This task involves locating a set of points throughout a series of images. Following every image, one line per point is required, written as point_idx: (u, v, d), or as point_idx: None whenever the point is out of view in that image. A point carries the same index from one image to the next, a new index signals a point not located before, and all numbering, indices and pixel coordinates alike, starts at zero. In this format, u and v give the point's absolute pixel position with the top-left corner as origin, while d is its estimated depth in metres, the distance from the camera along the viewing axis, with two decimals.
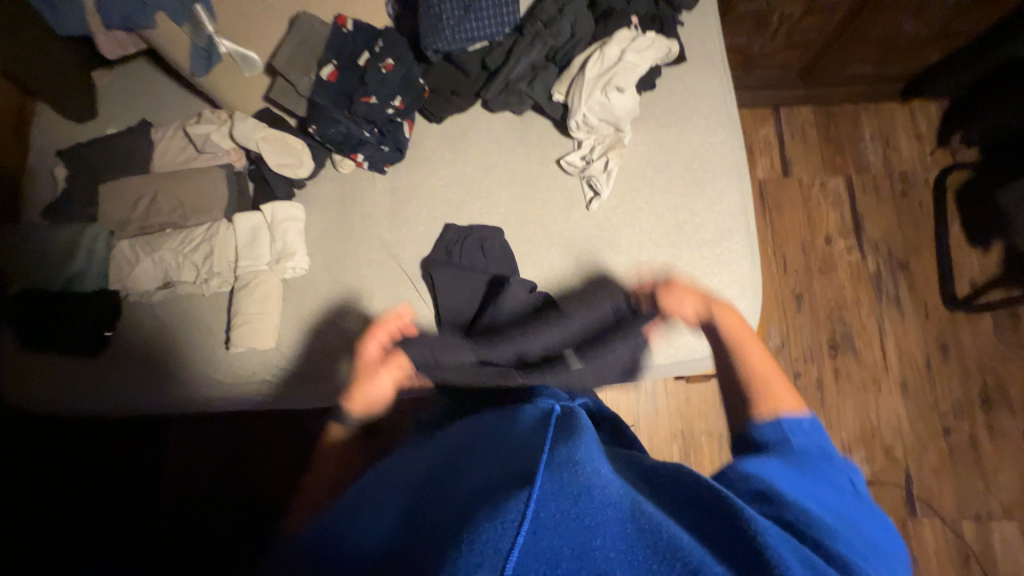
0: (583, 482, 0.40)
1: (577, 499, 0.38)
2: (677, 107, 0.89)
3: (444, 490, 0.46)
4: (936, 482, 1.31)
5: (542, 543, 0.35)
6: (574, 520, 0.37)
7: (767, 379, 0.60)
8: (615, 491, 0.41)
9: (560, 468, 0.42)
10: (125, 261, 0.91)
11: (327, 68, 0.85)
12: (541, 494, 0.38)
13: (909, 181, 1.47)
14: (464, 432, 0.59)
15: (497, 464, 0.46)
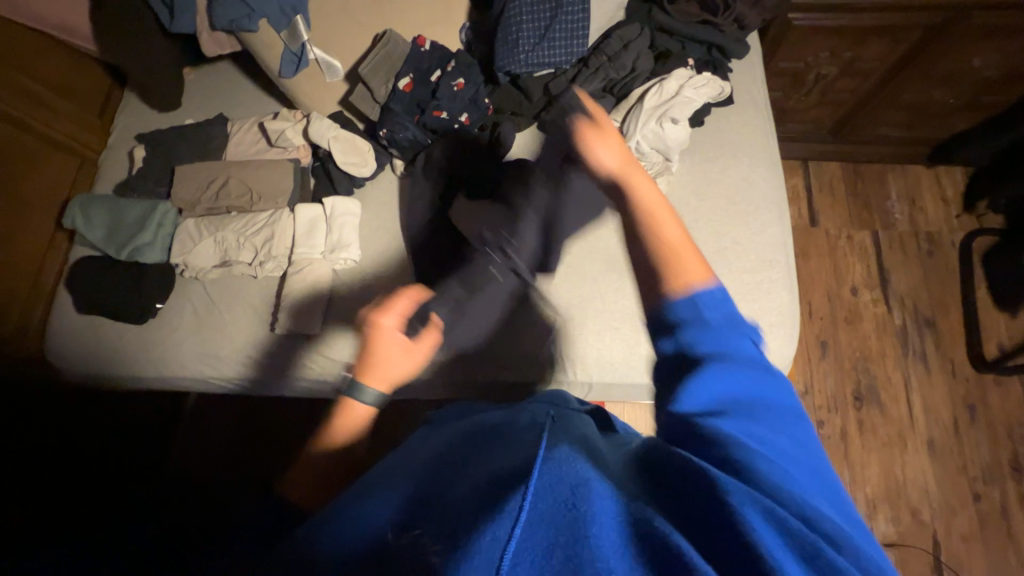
0: (583, 473, 0.34)
1: (571, 486, 0.33)
2: (723, 144, 0.94)
3: (446, 495, 0.43)
4: (966, 550, 1.25)
5: (534, 536, 0.30)
6: (568, 507, 0.32)
7: (679, 251, 0.51)
8: (616, 484, 0.35)
9: (557, 455, 0.36)
10: (189, 238, 0.97)
11: (404, 80, 0.93)
12: (534, 484, 0.33)
13: (935, 241, 1.50)
14: (470, 429, 0.58)
15: (495, 463, 0.45)
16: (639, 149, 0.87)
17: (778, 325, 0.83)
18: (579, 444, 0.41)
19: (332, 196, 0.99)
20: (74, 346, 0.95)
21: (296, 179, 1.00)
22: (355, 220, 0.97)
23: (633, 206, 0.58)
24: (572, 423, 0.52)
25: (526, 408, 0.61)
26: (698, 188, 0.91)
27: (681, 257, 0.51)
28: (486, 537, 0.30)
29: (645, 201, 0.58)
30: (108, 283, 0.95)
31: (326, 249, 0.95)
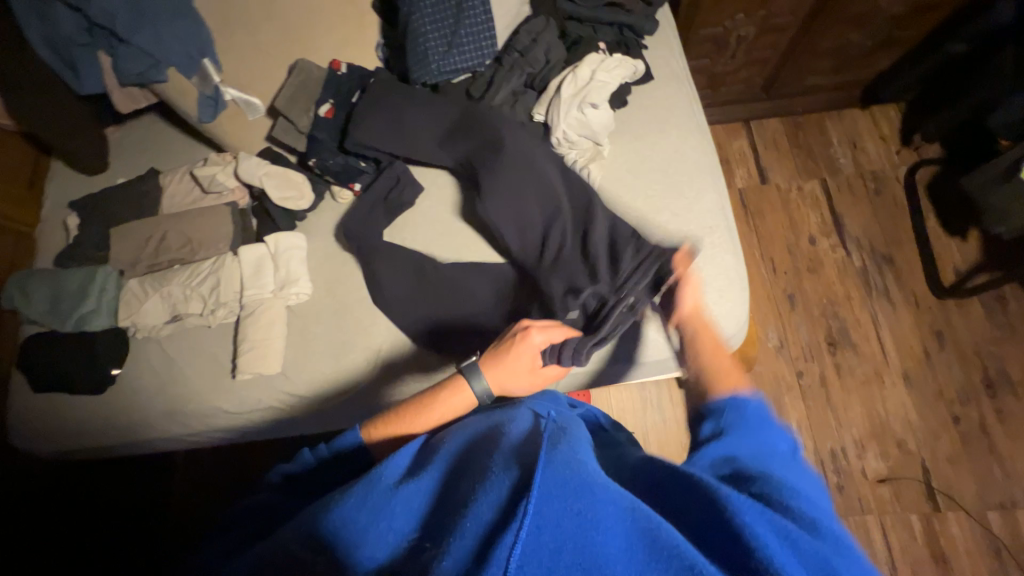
0: (587, 479, 0.45)
1: (578, 496, 0.44)
2: (649, 119, 0.95)
3: (457, 489, 0.50)
4: (954, 472, 1.29)
5: (544, 541, 0.41)
6: (575, 515, 0.42)
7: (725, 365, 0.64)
8: (617, 489, 0.46)
9: (563, 462, 0.47)
10: (134, 298, 0.95)
11: (325, 106, 0.93)
12: (542, 490, 0.44)
13: (881, 179, 1.54)
14: (473, 427, 0.61)
15: (501, 458, 0.51)
16: (566, 138, 0.89)
17: (727, 291, 0.84)
18: (579, 446, 0.52)
19: (275, 233, 0.98)
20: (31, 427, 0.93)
21: (236, 223, 0.99)
22: (301, 253, 0.96)
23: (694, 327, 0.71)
24: (572, 420, 0.61)
25: (526, 406, 0.65)
26: (632, 167, 0.92)
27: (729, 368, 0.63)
28: (506, 543, 0.41)
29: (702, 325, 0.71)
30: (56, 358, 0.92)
31: (276, 287, 0.94)
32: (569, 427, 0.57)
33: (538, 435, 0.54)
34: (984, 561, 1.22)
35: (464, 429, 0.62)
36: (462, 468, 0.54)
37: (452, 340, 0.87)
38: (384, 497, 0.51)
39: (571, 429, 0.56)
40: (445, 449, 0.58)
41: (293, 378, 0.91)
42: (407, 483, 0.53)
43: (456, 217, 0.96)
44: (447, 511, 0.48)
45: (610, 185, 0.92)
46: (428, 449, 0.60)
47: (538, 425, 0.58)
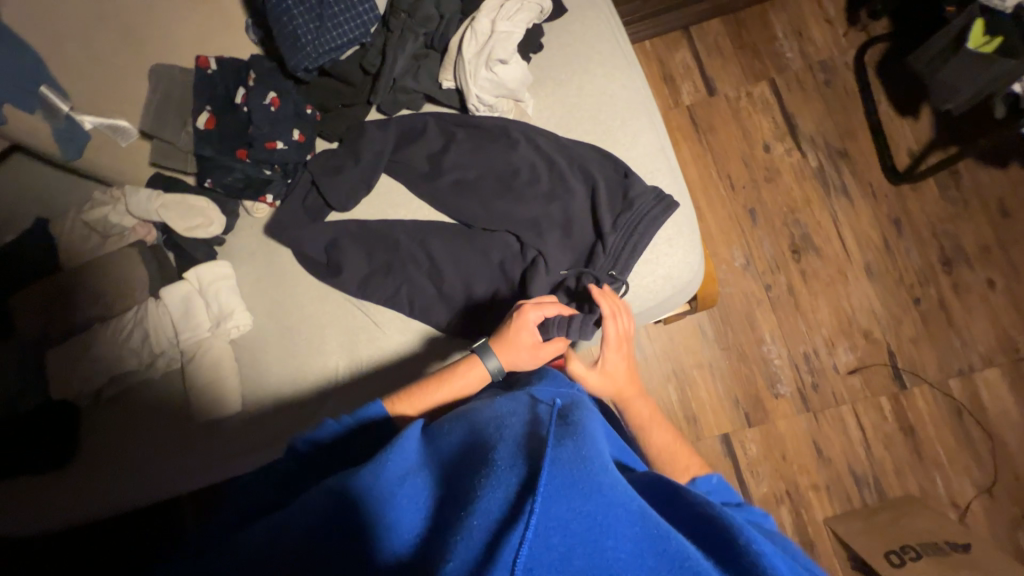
0: (595, 479, 0.43)
1: (586, 497, 0.42)
2: (569, 61, 0.85)
3: (462, 481, 0.48)
4: (916, 350, 1.36)
5: (553, 543, 0.39)
6: (585, 518, 0.41)
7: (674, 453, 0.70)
8: (625, 490, 0.44)
9: (570, 461, 0.45)
10: (62, 366, 0.88)
11: (203, 116, 0.80)
12: (549, 490, 0.42)
13: (830, 69, 1.46)
14: (477, 418, 0.58)
15: (510, 455, 0.48)
16: (482, 102, 0.80)
17: (676, 238, 0.80)
18: (587, 438, 0.50)
19: (193, 267, 0.89)
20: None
21: (149, 263, 0.90)
22: (229, 282, 0.89)
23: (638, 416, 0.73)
24: (580, 408, 0.59)
25: (528, 393, 0.63)
26: (560, 121, 0.85)
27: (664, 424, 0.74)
28: (514, 542, 0.39)
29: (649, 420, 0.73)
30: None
31: (212, 323, 0.88)
32: (575, 419, 0.55)
33: (544, 426, 0.52)
34: (946, 424, 1.32)
35: (471, 415, 0.60)
36: (469, 456, 0.52)
37: (410, 344, 0.85)
38: (395, 482, 0.50)
39: (577, 421, 0.54)
40: (451, 441, 0.56)
41: (254, 413, 0.88)
42: (412, 476, 0.51)
43: (382, 212, 0.87)
44: (453, 506, 0.46)
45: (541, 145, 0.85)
46: (436, 439, 0.58)
47: (544, 416, 0.55)
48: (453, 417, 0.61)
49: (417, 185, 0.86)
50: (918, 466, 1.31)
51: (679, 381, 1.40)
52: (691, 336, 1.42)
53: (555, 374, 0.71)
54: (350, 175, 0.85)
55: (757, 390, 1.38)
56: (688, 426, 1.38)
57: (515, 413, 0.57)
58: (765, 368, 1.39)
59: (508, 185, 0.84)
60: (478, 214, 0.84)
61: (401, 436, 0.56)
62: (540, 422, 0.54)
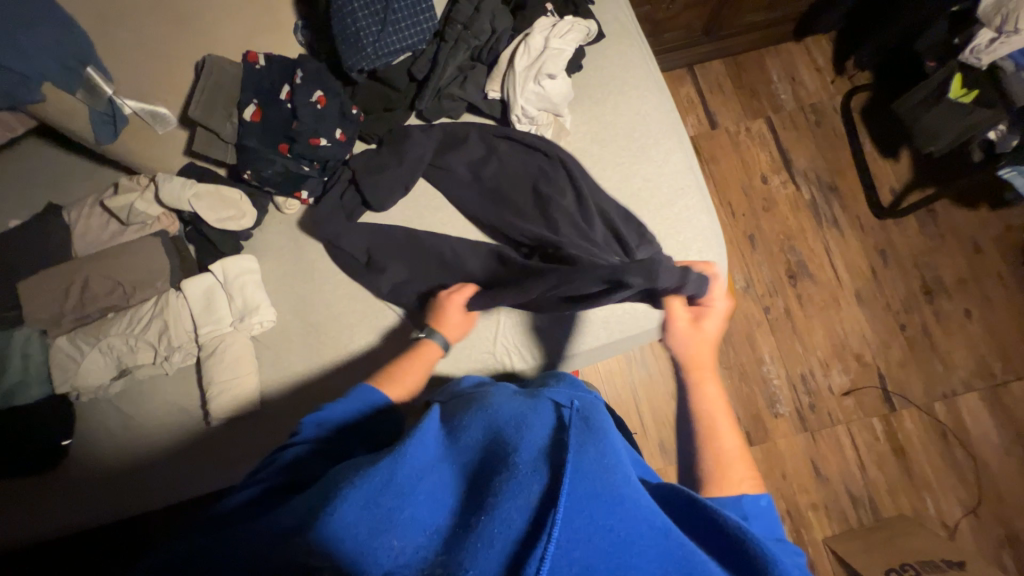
0: (619, 492, 0.42)
1: (609, 511, 0.41)
2: (605, 83, 0.91)
3: (482, 483, 0.46)
4: (904, 374, 1.43)
5: (575, 558, 0.38)
6: (608, 532, 0.40)
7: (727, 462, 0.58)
8: (649, 505, 0.43)
9: (593, 469, 0.43)
10: (68, 358, 0.82)
11: (249, 109, 0.81)
12: (571, 501, 0.41)
13: (820, 111, 1.59)
14: (497, 413, 0.55)
15: (534, 459, 0.45)
16: (526, 114, 0.84)
17: (706, 250, 0.84)
18: (610, 444, 0.48)
19: (219, 260, 0.87)
20: None
21: (172, 254, 0.87)
22: (255, 276, 0.87)
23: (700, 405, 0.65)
24: (597, 412, 0.55)
25: (546, 394, 0.59)
26: (596, 136, 0.89)
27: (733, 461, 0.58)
28: (535, 556, 0.38)
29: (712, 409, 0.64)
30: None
31: (235, 319, 0.85)
32: (596, 421, 0.51)
33: (567, 428, 0.49)
34: (934, 446, 1.38)
35: (487, 411, 0.56)
36: (488, 457, 0.48)
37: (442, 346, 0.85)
38: (409, 479, 0.46)
39: (600, 424, 0.51)
40: (469, 438, 0.52)
41: (273, 414, 0.84)
42: (429, 473, 0.48)
43: (419, 214, 0.89)
44: (472, 510, 0.43)
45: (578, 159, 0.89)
46: (451, 433, 0.54)
47: (568, 417, 0.52)
48: (466, 410, 0.57)
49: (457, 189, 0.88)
50: (910, 485, 1.36)
51: None
52: None
53: (573, 380, 0.71)
54: (389, 178, 0.86)
55: (758, 410, 1.42)
56: None
57: (535, 413, 0.53)
58: (766, 388, 1.43)
59: (545, 191, 0.85)
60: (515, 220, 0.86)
61: (414, 429, 0.52)
62: (561, 424, 0.50)
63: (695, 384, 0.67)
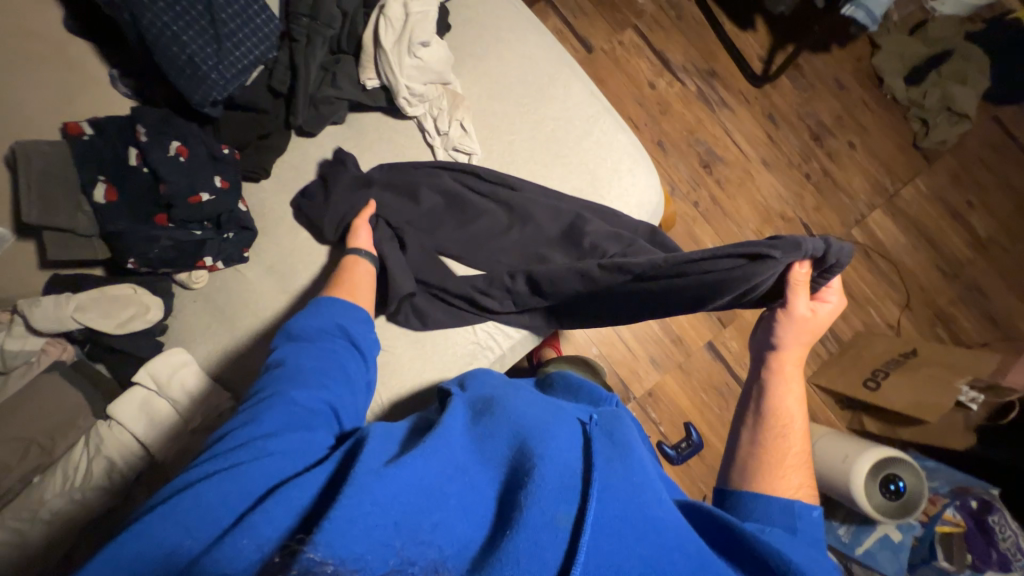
0: (648, 517, 0.44)
1: (640, 539, 0.43)
2: (479, 35, 0.87)
3: (510, 500, 0.43)
4: (822, 216, 1.59)
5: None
6: (640, 560, 0.41)
7: (783, 457, 0.61)
8: (676, 522, 0.45)
9: (624, 493, 0.45)
10: (4, 548, 0.66)
11: (100, 189, 0.69)
12: (602, 527, 0.42)
13: (677, 4, 1.65)
14: (522, 412, 0.52)
15: (569, 474, 0.45)
16: (414, 92, 0.79)
17: (636, 167, 0.85)
18: (636, 459, 0.49)
19: (143, 366, 0.75)
20: None
21: (82, 383, 0.74)
22: (193, 368, 0.75)
23: (765, 399, 0.67)
24: (617, 418, 0.56)
25: (562, 403, 0.57)
26: (492, 91, 0.86)
27: (791, 466, 0.60)
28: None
29: (781, 405, 0.66)
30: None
31: (192, 421, 0.74)
32: (618, 434, 0.52)
33: (594, 442, 0.49)
34: (863, 265, 1.57)
35: (509, 410, 0.52)
36: (514, 470, 0.46)
37: (427, 356, 0.80)
38: (430, 497, 0.42)
39: (626, 435, 0.52)
40: (494, 438, 0.49)
41: None
42: (454, 479, 0.45)
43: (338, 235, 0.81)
44: (501, 530, 0.42)
45: (483, 122, 0.85)
46: (475, 437, 0.50)
47: (591, 428, 0.52)
48: (486, 408, 0.53)
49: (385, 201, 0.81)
50: (857, 306, 1.54)
51: None
52: None
53: (575, 381, 0.72)
54: (328, 212, 0.77)
55: None
56: (677, 347, 1.48)
57: (560, 418, 0.52)
58: None
59: (457, 181, 0.82)
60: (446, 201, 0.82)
61: (436, 431, 0.48)
62: (587, 442, 0.50)
63: (778, 371, 0.69)
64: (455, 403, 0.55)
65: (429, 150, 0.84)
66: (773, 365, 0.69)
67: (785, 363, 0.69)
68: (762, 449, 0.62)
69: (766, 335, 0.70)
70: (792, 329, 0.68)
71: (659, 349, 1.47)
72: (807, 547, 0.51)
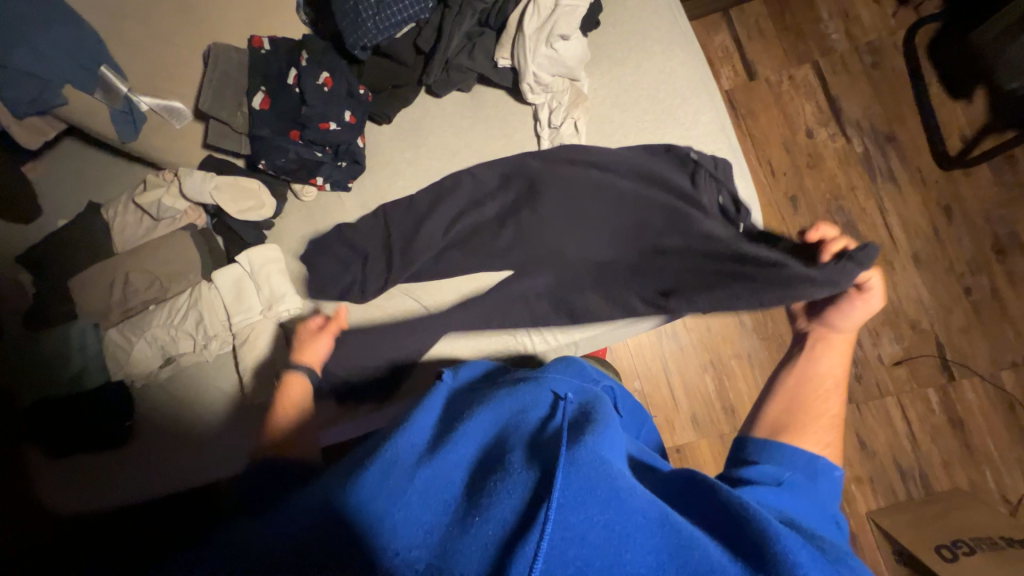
0: (614, 483, 0.41)
1: (604, 506, 0.39)
2: (626, 38, 0.85)
3: (476, 484, 0.45)
4: (968, 341, 1.31)
5: (571, 556, 0.37)
6: (603, 528, 0.38)
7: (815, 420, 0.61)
8: (644, 496, 0.41)
9: (590, 463, 0.42)
10: (120, 348, 0.88)
11: (258, 97, 0.82)
12: (566, 496, 0.40)
13: (877, 50, 1.42)
14: (496, 412, 0.54)
15: (530, 460, 0.45)
16: (539, 81, 0.79)
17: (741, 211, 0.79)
18: (605, 437, 0.47)
19: (245, 250, 0.89)
20: (43, 491, 0.87)
21: (201, 247, 0.91)
22: (279, 265, 0.87)
23: (811, 367, 0.67)
24: (596, 404, 0.56)
25: (547, 385, 0.59)
26: (617, 99, 0.83)
27: (822, 426, 0.61)
28: (528, 553, 0.37)
29: (826, 375, 0.66)
30: (47, 421, 0.85)
31: (264, 307, 0.86)
32: (594, 418, 0.51)
33: (559, 426, 0.49)
34: (998, 417, 1.28)
35: (487, 410, 0.54)
36: (486, 459, 0.48)
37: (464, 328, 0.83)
38: (401, 482, 0.45)
39: (597, 416, 0.51)
40: (466, 430, 0.51)
41: None
42: (423, 468, 0.46)
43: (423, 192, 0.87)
44: (465, 512, 0.42)
45: (597, 127, 0.84)
46: (448, 428, 0.52)
47: (564, 412, 0.52)
48: (464, 408, 0.56)
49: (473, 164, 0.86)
50: (969, 459, 1.27)
51: (717, 371, 1.38)
52: (730, 326, 1.39)
53: (582, 367, 0.69)
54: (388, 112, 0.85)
55: None
56: (724, 417, 1.36)
57: (534, 412, 0.53)
58: None
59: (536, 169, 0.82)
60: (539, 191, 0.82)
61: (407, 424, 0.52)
62: (558, 419, 0.50)
63: (826, 343, 0.69)
64: (436, 393, 0.59)
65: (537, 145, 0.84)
66: (823, 336, 0.69)
67: (838, 341, 0.69)
68: (799, 409, 0.62)
69: (830, 313, 0.68)
70: (848, 318, 0.67)
71: (704, 411, 1.37)
72: (816, 496, 0.52)
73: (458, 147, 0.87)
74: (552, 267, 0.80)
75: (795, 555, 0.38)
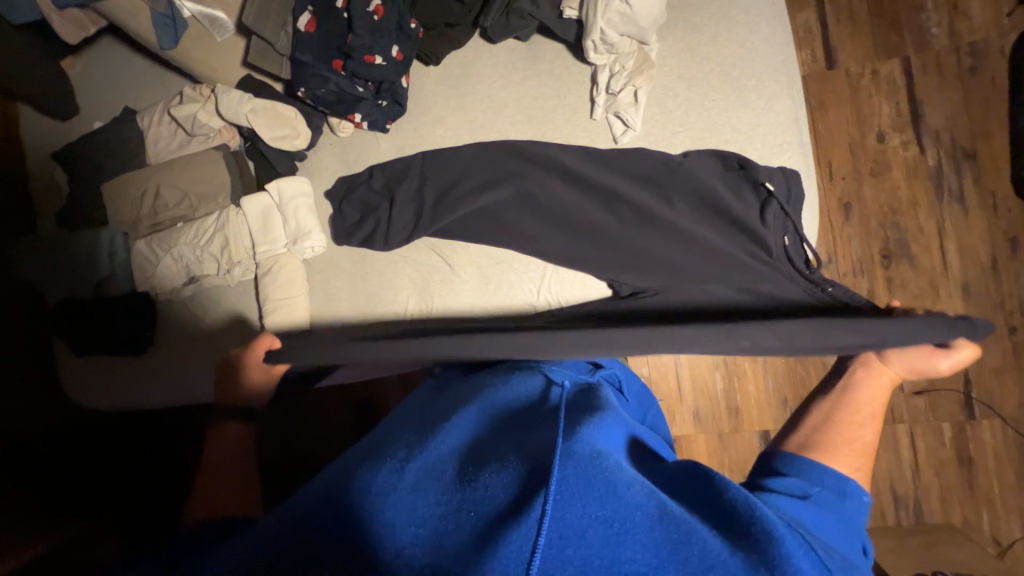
0: (609, 477, 0.40)
1: (601, 502, 0.38)
2: (707, 4, 0.77)
3: (471, 470, 0.45)
4: (998, 383, 1.25)
5: (569, 554, 0.36)
6: (602, 524, 0.37)
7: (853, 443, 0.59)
8: (641, 488, 0.40)
9: (585, 459, 0.42)
10: (146, 260, 0.89)
11: (304, 17, 0.76)
12: (563, 490, 0.39)
13: (979, 53, 1.27)
14: (490, 405, 0.55)
15: (522, 453, 0.45)
16: (605, 40, 0.73)
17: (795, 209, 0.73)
18: (602, 429, 0.47)
19: (275, 179, 0.87)
20: (72, 385, 0.91)
21: (232, 169, 0.89)
22: (308, 200, 0.86)
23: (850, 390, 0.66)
24: (594, 393, 0.56)
25: (543, 372, 0.60)
26: (685, 71, 0.77)
27: (855, 450, 0.58)
28: (526, 546, 0.36)
29: (863, 400, 0.65)
30: (71, 316, 0.87)
31: (288, 241, 0.85)
32: (589, 408, 0.51)
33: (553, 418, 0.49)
34: (1010, 462, 1.25)
35: (480, 406, 0.55)
36: (478, 447, 0.48)
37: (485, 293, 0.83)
38: (397, 470, 0.45)
39: (596, 402, 0.52)
40: (458, 422, 0.52)
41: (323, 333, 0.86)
42: (416, 460, 0.46)
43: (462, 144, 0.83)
44: (462, 500, 0.42)
45: (658, 100, 0.78)
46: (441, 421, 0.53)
47: (559, 400, 0.53)
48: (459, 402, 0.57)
49: (518, 123, 0.82)
50: (968, 498, 1.25)
51: (728, 370, 1.35)
52: None
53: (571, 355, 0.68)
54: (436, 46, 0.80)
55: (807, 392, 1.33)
56: (727, 416, 1.35)
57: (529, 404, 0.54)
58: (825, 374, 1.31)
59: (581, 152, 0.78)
60: (587, 160, 0.77)
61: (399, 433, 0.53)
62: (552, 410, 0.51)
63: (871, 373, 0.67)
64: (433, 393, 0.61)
65: (591, 110, 0.80)
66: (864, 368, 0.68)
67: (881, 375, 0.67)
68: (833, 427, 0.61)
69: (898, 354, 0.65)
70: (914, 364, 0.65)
71: (708, 408, 1.36)
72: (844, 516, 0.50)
73: (506, 102, 0.82)
74: (578, 233, 0.77)
75: (796, 559, 0.37)
